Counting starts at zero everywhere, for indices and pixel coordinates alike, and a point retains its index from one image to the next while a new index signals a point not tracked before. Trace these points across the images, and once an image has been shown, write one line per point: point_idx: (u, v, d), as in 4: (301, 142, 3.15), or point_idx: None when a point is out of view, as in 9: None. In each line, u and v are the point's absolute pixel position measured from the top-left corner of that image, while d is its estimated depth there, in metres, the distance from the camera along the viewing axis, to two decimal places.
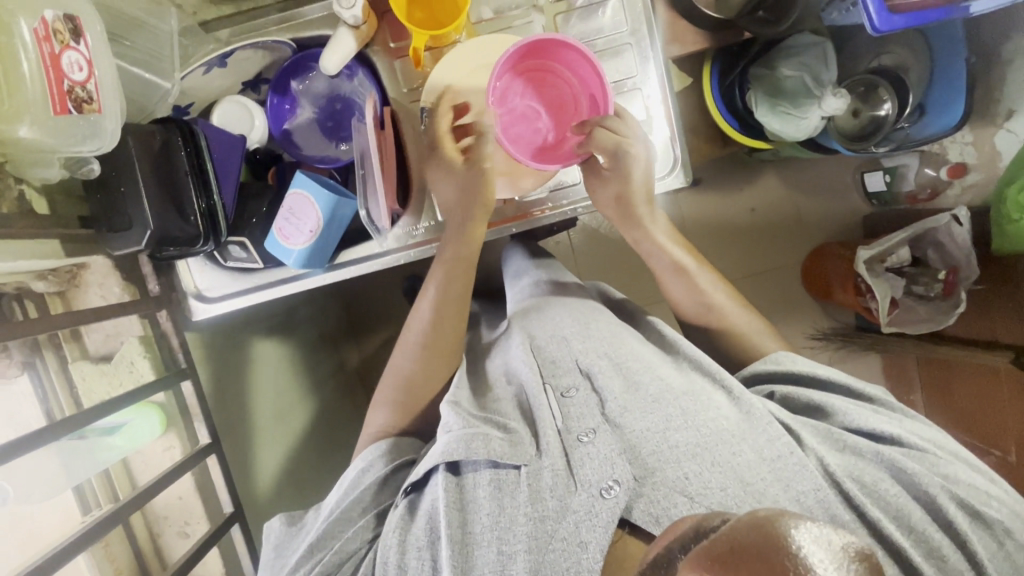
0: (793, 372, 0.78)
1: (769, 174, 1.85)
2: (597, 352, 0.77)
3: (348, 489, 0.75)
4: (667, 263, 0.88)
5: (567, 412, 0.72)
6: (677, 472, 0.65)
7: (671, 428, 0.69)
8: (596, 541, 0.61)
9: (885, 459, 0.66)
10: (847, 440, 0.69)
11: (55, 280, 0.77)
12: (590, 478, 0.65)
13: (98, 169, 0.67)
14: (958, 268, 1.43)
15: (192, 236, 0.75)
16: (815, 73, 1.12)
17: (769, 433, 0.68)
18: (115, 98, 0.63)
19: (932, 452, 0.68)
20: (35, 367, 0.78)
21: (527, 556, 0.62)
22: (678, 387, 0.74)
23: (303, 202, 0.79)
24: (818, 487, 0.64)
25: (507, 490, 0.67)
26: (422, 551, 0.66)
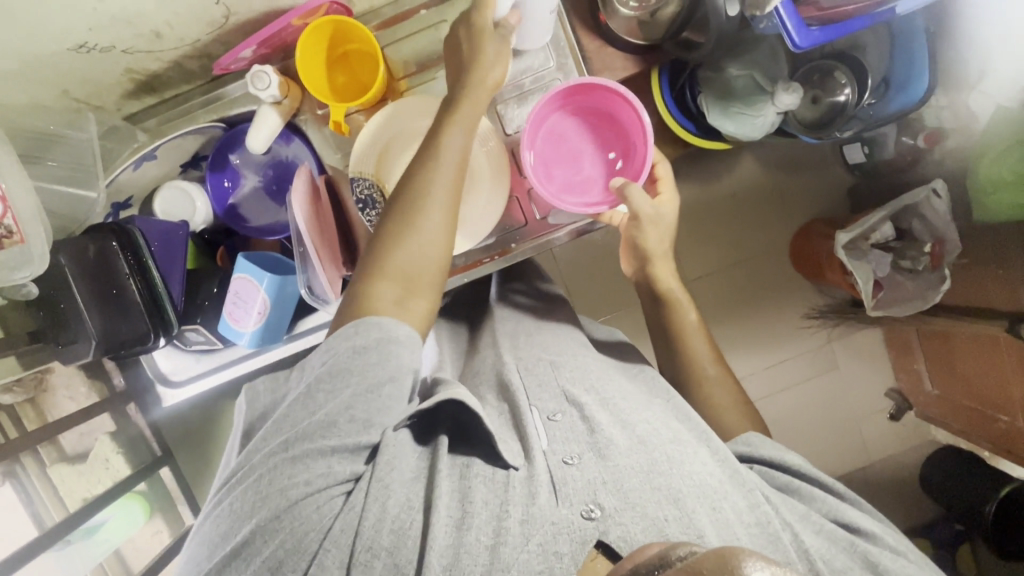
0: (767, 456, 0.74)
1: (745, 158, 1.81)
2: (584, 384, 0.76)
3: (330, 379, 0.64)
4: (650, 299, 0.89)
5: (552, 435, 0.68)
6: (659, 512, 0.59)
7: (657, 470, 0.63)
8: (570, 555, 0.56)
9: (858, 549, 0.65)
10: (823, 525, 0.68)
11: (21, 388, 0.79)
12: (573, 497, 0.60)
13: (36, 290, 0.69)
14: (944, 240, 1.39)
15: (143, 334, 0.74)
16: (763, 69, 1.09)
17: (753, 498, 0.65)
18: (40, 227, 0.65)
19: (903, 557, 0.67)
20: (17, 474, 0.80)
21: (505, 549, 0.56)
22: (667, 431, 0.68)
23: (249, 285, 0.79)
24: (790, 559, 0.61)
25: (499, 486, 0.62)
26: (415, 512, 0.60)
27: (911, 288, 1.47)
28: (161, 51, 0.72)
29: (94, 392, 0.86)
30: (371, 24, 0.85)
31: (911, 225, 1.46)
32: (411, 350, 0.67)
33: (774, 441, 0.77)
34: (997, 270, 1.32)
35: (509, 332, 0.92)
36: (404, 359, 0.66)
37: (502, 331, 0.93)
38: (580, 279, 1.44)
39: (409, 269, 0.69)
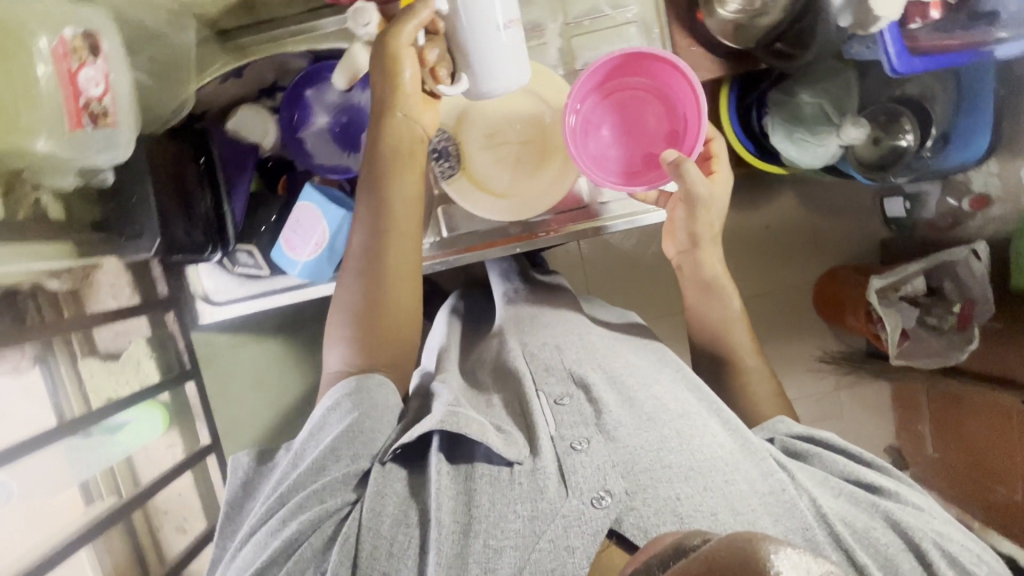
0: (804, 433, 0.76)
1: (786, 194, 1.82)
2: (592, 363, 0.79)
3: (310, 441, 0.71)
4: (696, 282, 0.87)
5: (560, 420, 0.71)
6: (669, 492, 0.63)
7: (665, 448, 0.67)
8: (583, 548, 0.60)
9: (880, 509, 0.66)
10: (841, 488, 0.69)
11: (69, 278, 0.81)
12: (583, 486, 0.63)
13: (111, 178, 0.69)
14: (975, 302, 1.40)
15: (199, 243, 0.77)
16: (834, 100, 1.11)
17: (766, 467, 0.68)
18: (127, 112, 0.65)
19: (926, 512, 0.68)
20: (48, 361, 0.82)
21: (514, 553, 0.60)
22: (674, 408, 0.73)
23: (311, 216, 0.80)
24: (805, 526, 0.63)
25: (501, 486, 0.65)
26: (412, 529, 0.64)
27: (934, 345, 1.47)
28: None
29: (137, 295, 0.86)
30: None
31: (943, 284, 1.46)
32: (384, 393, 0.72)
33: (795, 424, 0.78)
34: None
35: (535, 310, 0.93)
36: (387, 399, 0.72)
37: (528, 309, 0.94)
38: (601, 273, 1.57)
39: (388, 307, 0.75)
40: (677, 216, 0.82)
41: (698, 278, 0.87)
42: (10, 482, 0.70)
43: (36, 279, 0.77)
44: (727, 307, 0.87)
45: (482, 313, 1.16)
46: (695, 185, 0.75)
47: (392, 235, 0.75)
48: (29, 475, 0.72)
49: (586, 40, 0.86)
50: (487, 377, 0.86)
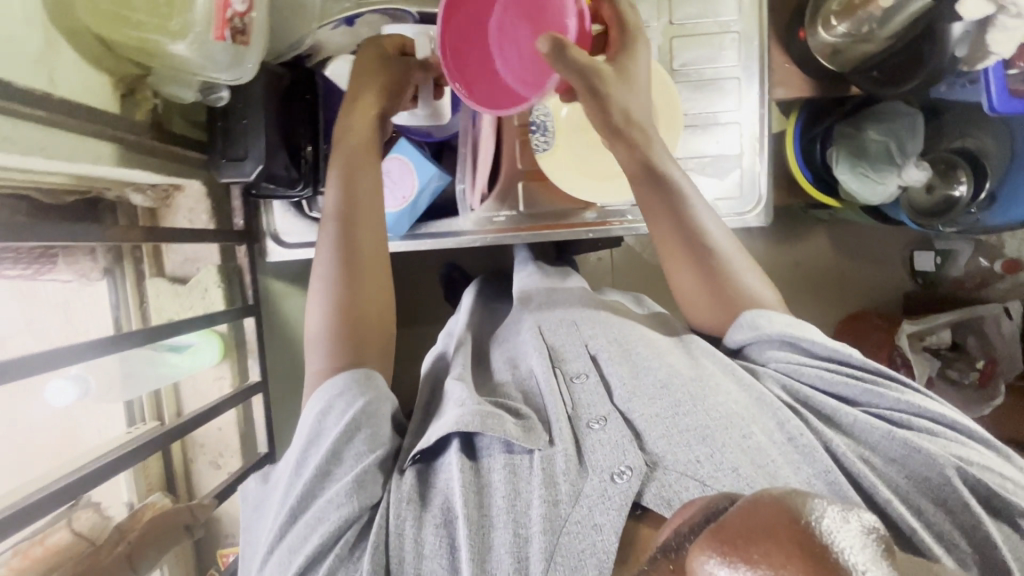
0: (766, 334, 0.67)
1: (819, 235, 1.86)
2: (606, 338, 0.75)
3: (309, 446, 0.61)
4: (684, 231, 0.72)
5: (577, 399, 0.67)
6: (687, 456, 0.58)
7: (678, 411, 0.62)
8: (610, 523, 0.53)
9: (897, 437, 0.59)
10: (854, 419, 0.61)
11: (152, 195, 0.81)
12: (601, 463, 0.58)
13: (225, 99, 0.69)
14: (998, 361, 1.43)
15: (294, 179, 0.77)
16: (901, 141, 1.13)
17: (778, 417, 0.62)
18: (261, 36, 0.66)
19: (944, 431, 0.60)
20: (114, 274, 0.84)
21: (542, 538, 0.53)
22: (688, 374, 0.67)
23: (402, 168, 0.81)
24: (827, 468, 0.57)
25: (521, 477, 0.59)
26: (435, 530, 0.56)
27: (952, 399, 1.47)
28: None
29: (211, 224, 0.85)
30: None
31: (966, 339, 1.48)
32: (375, 387, 0.64)
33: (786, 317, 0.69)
34: None
35: (547, 296, 0.92)
36: (377, 382, 0.64)
37: (542, 293, 0.93)
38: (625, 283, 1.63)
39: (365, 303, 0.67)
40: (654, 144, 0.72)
41: (647, 183, 0.73)
42: (87, 378, 0.75)
43: (122, 190, 0.77)
44: (699, 227, 0.72)
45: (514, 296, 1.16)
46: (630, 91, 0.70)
47: (361, 225, 0.70)
48: (101, 376, 0.76)
49: (687, 42, 0.88)
50: (497, 361, 0.82)
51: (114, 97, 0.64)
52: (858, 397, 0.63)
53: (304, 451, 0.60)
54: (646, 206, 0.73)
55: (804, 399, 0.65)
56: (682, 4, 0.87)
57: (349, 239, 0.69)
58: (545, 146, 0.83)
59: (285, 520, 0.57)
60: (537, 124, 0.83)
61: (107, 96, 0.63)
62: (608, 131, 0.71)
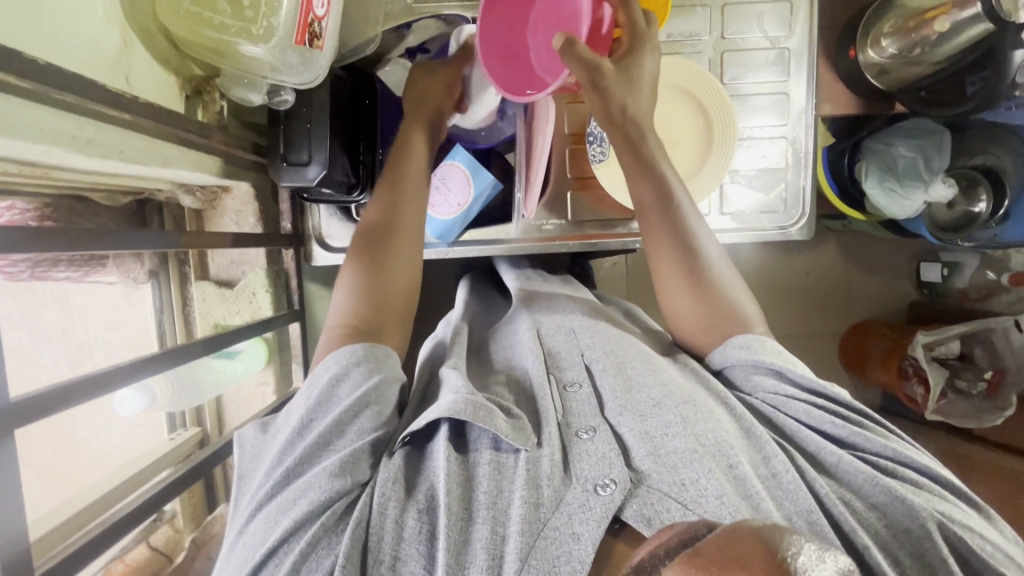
0: (759, 361, 0.69)
1: (829, 243, 1.90)
2: (603, 349, 0.76)
3: (321, 407, 0.61)
4: (679, 248, 0.73)
5: (569, 408, 0.67)
6: (672, 477, 0.57)
7: (670, 430, 0.62)
8: (589, 534, 0.52)
9: (882, 483, 0.58)
10: (840, 459, 0.61)
11: (201, 197, 0.79)
12: (585, 473, 0.58)
13: (289, 102, 0.68)
14: (1006, 372, 1.47)
15: (352, 184, 0.76)
16: (927, 157, 1.16)
17: (765, 450, 0.62)
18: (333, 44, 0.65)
19: (927, 488, 0.60)
20: (159, 277, 0.83)
21: (518, 539, 0.52)
22: (681, 393, 0.67)
23: (458, 175, 0.80)
24: (810, 507, 0.57)
25: (505, 476, 0.59)
26: (416, 515, 0.55)
27: (963, 408, 1.51)
28: None
29: (259, 226, 0.84)
30: None
31: (974, 350, 1.53)
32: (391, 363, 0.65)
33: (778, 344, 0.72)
34: None
35: (551, 300, 0.93)
36: (390, 366, 0.65)
37: (546, 296, 0.94)
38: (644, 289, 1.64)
39: (392, 294, 0.70)
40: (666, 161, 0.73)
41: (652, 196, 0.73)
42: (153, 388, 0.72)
43: (172, 192, 0.76)
44: (694, 244, 0.74)
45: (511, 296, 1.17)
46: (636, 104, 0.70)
47: (393, 242, 0.72)
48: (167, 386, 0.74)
49: (737, 56, 0.89)
50: (494, 357, 0.83)
51: (180, 97, 0.63)
52: (846, 437, 0.64)
53: (312, 414, 0.60)
54: (645, 222, 0.74)
55: (788, 432, 0.66)
56: (735, 18, 0.88)
57: (375, 252, 0.71)
58: (601, 157, 0.83)
59: (279, 479, 0.56)
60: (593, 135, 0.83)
61: (173, 95, 0.62)
62: (614, 126, 0.70)
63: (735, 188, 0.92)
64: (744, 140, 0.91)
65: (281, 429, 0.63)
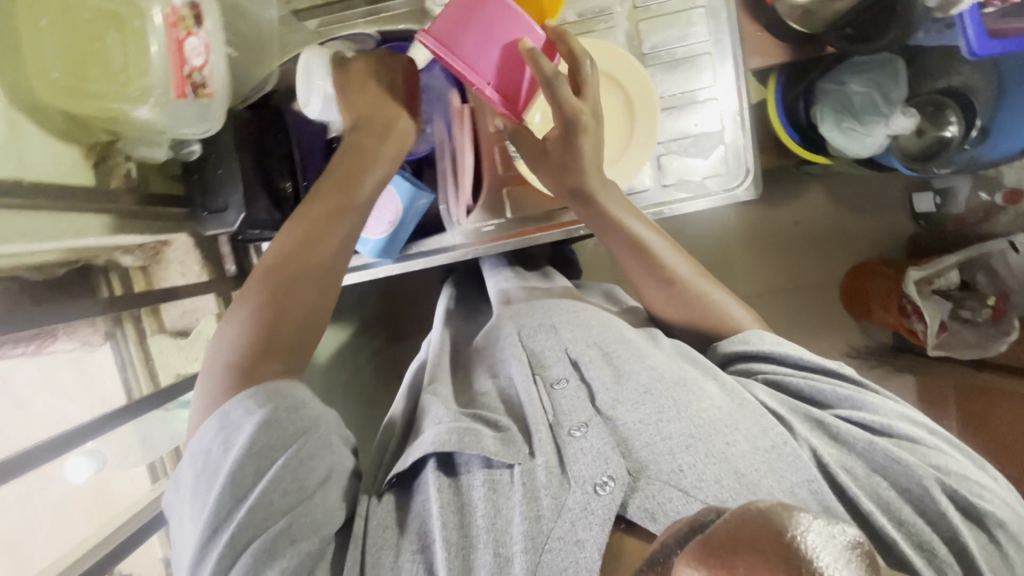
0: (759, 351, 0.70)
1: (815, 188, 1.84)
2: (587, 341, 0.75)
3: (255, 460, 0.54)
4: (659, 278, 0.78)
5: (558, 405, 0.67)
6: (670, 464, 0.59)
7: (664, 417, 0.62)
8: (593, 540, 0.54)
9: (879, 448, 0.60)
10: (838, 428, 0.62)
11: (142, 254, 0.82)
12: (583, 474, 0.59)
13: (198, 151, 0.69)
14: (1009, 295, 1.41)
15: (276, 221, 0.77)
16: (884, 90, 1.11)
17: (762, 423, 0.62)
18: (225, 90, 0.65)
19: (925, 443, 0.61)
20: (117, 338, 0.83)
21: (525, 556, 0.54)
22: (671, 376, 0.67)
23: (383, 193, 0.81)
24: (810, 476, 0.57)
25: (501, 492, 0.60)
26: (416, 556, 0.57)
27: (969, 337, 1.47)
28: None
29: (206, 273, 0.85)
30: None
31: (976, 277, 1.47)
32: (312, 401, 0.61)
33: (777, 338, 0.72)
34: None
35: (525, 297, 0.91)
36: (313, 412, 0.59)
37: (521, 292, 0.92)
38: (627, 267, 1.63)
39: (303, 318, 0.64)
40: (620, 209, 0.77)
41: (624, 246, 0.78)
42: (102, 451, 0.76)
43: (111, 253, 0.78)
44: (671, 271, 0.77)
45: (479, 298, 1.18)
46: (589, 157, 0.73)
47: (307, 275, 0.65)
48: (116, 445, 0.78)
49: (653, 24, 0.87)
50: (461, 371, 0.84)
51: (87, 167, 0.64)
52: (839, 402, 0.65)
53: (242, 475, 0.54)
54: (628, 268, 0.79)
55: (788, 406, 0.66)
56: None
57: (296, 285, 0.64)
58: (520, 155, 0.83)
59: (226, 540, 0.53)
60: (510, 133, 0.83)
61: (78, 168, 0.63)
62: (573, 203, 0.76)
63: (677, 159, 0.90)
64: (676, 107, 0.89)
65: (204, 486, 0.55)
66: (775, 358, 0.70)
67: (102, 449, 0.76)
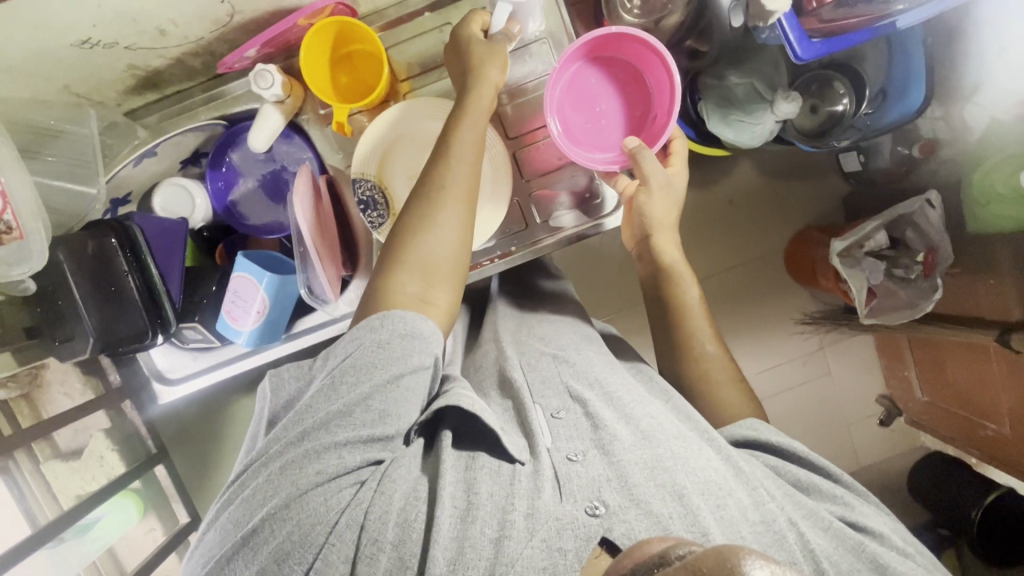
0: (765, 441, 0.75)
1: (742, 163, 1.83)
2: (588, 379, 0.77)
3: (355, 374, 0.65)
4: (664, 313, 0.88)
5: (556, 432, 0.70)
6: (663, 509, 0.60)
7: (661, 467, 0.64)
8: (574, 551, 0.57)
9: (866, 551, 0.64)
10: (830, 522, 0.67)
11: (16, 385, 0.80)
12: (576, 494, 0.61)
13: (33, 286, 0.70)
14: (936, 249, 1.40)
15: (140, 331, 0.74)
16: (764, 77, 1.10)
17: (757, 493, 0.65)
18: (42, 227, 0.65)
19: (912, 559, 0.67)
20: (10, 470, 0.80)
21: (512, 543, 0.57)
22: (671, 427, 0.70)
23: (248, 284, 0.79)
24: (795, 560, 0.60)
25: (505, 480, 0.64)
26: (421, 505, 0.62)
27: (905, 296, 1.46)
28: (164, 49, 0.72)
29: (89, 389, 0.86)
30: (374, 26, 0.86)
31: (906, 233, 1.46)
32: (408, 351, 0.67)
33: (766, 424, 0.78)
34: (989, 283, 1.33)
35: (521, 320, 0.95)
36: (412, 357, 0.67)
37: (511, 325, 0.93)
38: None
39: (429, 261, 0.72)
40: (662, 246, 0.87)
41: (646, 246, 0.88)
42: None
43: None
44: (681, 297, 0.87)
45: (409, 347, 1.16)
46: (653, 174, 0.82)
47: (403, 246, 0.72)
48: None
49: None
50: None
51: None
52: (833, 502, 0.71)
53: (340, 377, 0.65)
54: (645, 270, 0.90)
55: (784, 486, 0.70)
56: None
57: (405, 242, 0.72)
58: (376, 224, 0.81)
59: None
60: (364, 203, 0.81)
61: None
62: (632, 218, 0.88)
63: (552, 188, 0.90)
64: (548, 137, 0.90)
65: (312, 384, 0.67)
66: (771, 445, 0.75)
67: None
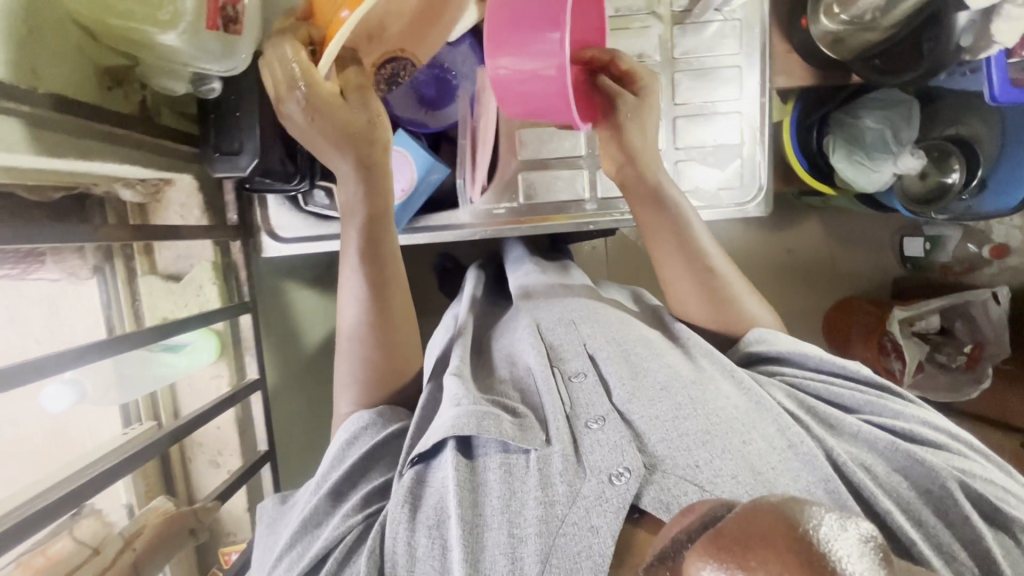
0: (775, 350, 0.73)
1: (811, 221, 1.84)
2: (606, 337, 0.72)
3: (332, 467, 0.65)
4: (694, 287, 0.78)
5: (575, 397, 0.65)
6: (687, 459, 0.57)
7: (681, 415, 0.61)
8: (608, 526, 0.52)
9: (900, 448, 0.61)
10: (858, 429, 0.64)
11: (141, 191, 0.79)
12: (599, 464, 0.56)
13: (218, 91, 0.67)
14: (985, 344, 1.45)
15: (288, 173, 0.76)
16: (895, 129, 1.14)
17: (780, 422, 0.62)
18: (255, 33, 0.64)
19: (947, 448, 0.63)
20: (105, 272, 0.81)
21: (538, 540, 0.52)
22: (686, 375, 0.67)
23: (402, 161, 0.80)
24: (827, 475, 0.57)
25: (516, 476, 0.58)
26: (428, 529, 0.55)
27: (941, 382, 1.49)
28: None
29: (204, 219, 0.84)
30: None
31: (954, 324, 1.50)
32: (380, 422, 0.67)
33: (780, 334, 0.76)
34: None
35: (549, 286, 0.86)
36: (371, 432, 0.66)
37: (542, 287, 0.86)
38: (623, 274, 1.56)
39: (393, 301, 0.72)
40: (652, 165, 0.79)
41: (667, 229, 0.79)
42: (81, 381, 0.73)
43: (111, 186, 0.75)
44: (710, 266, 0.79)
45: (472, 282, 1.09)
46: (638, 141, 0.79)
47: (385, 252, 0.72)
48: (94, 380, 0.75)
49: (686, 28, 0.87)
50: (495, 362, 0.75)
51: (98, 87, 0.62)
52: (860, 407, 0.68)
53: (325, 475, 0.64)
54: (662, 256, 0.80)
55: (808, 405, 0.68)
56: None
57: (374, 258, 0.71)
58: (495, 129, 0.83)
59: None
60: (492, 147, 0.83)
61: (88, 84, 0.60)
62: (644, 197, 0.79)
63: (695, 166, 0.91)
64: (711, 110, 0.89)
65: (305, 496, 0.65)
66: (782, 355, 0.73)
67: (82, 380, 0.73)
